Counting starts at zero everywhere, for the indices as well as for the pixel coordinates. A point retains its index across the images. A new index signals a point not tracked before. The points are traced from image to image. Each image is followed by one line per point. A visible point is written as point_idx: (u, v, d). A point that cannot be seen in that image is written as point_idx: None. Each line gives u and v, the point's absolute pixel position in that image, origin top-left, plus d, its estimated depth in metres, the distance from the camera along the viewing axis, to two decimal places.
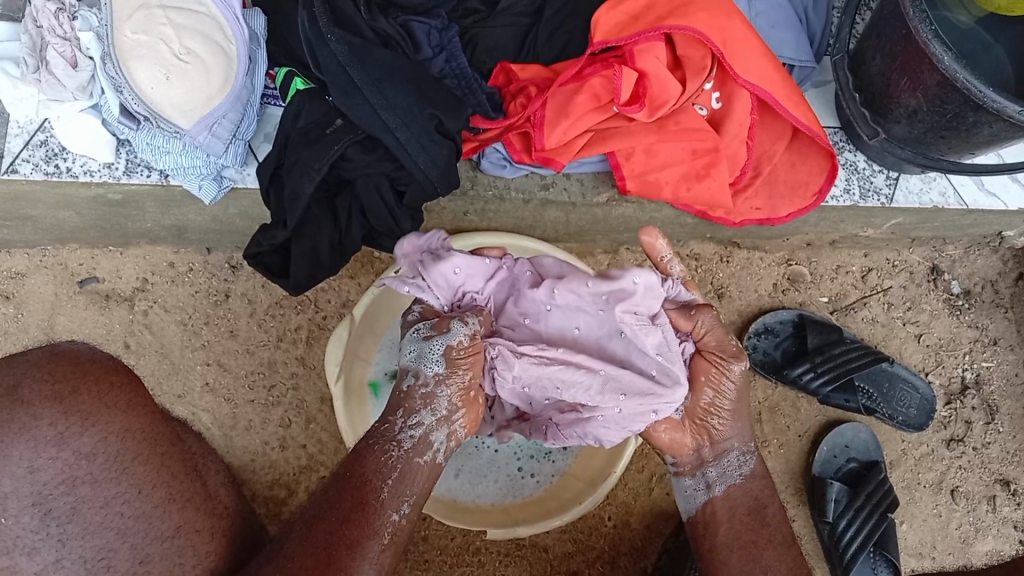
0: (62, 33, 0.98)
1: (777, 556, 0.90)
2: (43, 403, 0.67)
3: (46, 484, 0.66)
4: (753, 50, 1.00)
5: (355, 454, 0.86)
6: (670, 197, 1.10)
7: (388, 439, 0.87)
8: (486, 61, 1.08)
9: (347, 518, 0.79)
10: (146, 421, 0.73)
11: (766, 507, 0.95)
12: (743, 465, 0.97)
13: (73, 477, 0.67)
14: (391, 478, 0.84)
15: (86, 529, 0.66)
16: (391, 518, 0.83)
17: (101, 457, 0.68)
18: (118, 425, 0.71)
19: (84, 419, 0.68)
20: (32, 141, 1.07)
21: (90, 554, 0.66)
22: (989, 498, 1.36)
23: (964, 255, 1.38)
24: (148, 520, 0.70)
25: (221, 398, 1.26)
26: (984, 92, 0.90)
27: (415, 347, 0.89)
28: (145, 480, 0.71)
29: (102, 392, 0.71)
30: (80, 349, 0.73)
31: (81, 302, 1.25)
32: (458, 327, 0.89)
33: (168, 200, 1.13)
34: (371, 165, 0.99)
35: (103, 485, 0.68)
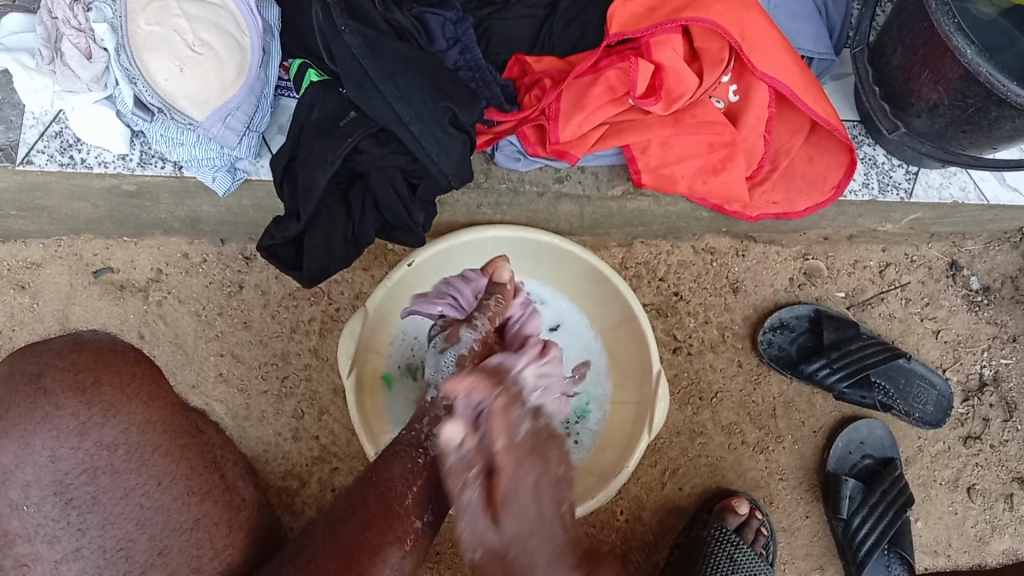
0: (76, 25, 0.99)
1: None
2: (66, 393, 0.68)
3: (69, 473, 0.66)
4: (773, 43, 0.99)
5: (383, 459, 0.88)
6: (686, 191, 1.08)
7: (416, 446, 0.89)
8: (501, 53, 1.06)
9: (369, 523, 0.79)
10: (166, 414, 0.72)
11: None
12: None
13: (94, 467, 0.67)
14: (418, 483, 0.86)
15: (105, 519, 0.66)
16: (416, 523, 0.83)
17: (122, 448, 0.69)
18: (138, 417, 0.70)
19: (107, 410, 0.69)
20: (47, 132, 1.06)
21: (111, 544, 0.65)
22: (1007, 497, 1.34)
23: (983, 251, 1.36)
24: (166, 513, 0.68)
25: (235, 388, 1.26)
26: (1007, 86, 0.89)
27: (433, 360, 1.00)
28: (166, 471, 0.70)
29: (125, 383, 0.71)
30: (102, 339, 0.73)
31: (96, 293, 1.26)
32: (466, 333, 0.99)
33: (182, 191, 1.12)
34: (385, 158, 0.98)
35: (122, 476, 0.68)
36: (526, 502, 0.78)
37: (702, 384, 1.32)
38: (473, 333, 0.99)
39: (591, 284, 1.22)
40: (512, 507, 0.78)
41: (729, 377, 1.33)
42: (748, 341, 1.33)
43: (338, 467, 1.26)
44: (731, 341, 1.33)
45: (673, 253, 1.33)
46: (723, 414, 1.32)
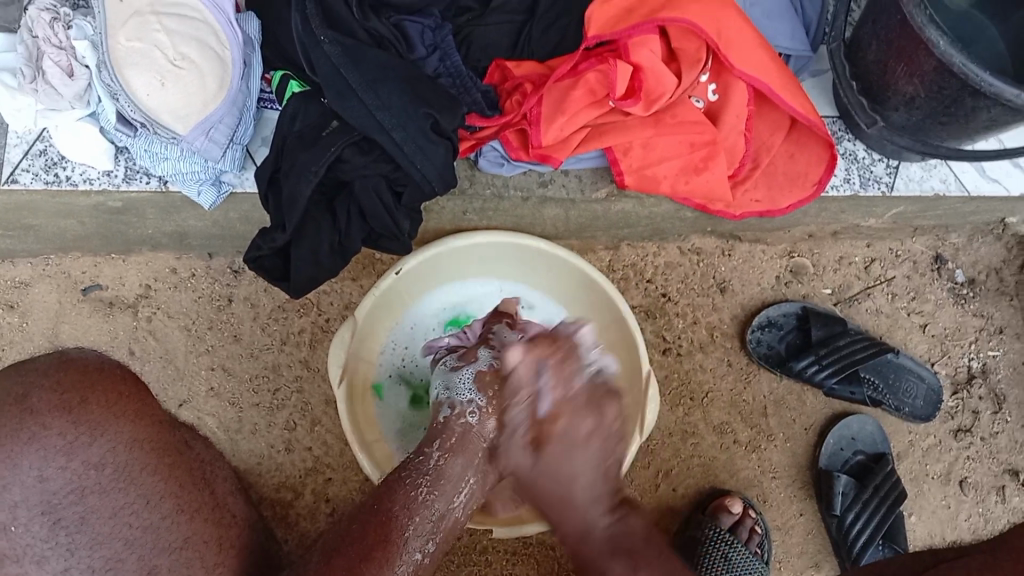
0: (57, 43, 0.99)
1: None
2: (54, 413, 0.67)
3: (55, 494, 0.65)
4: (749, 41, 1.00)
5: (387, 484, 0.88)
6: (668, 191, 1.09)
7: (420, 473, 0.89)
8: (482, 59, 1.07)
9: (365, 557, 0.77)
10: (155, 432, 0.73)
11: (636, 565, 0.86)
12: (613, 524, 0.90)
13: (82, 487, 0.67)
14: (418, 513, 0.86)
15: (94, 539, 0.66)
16: (412, 556, 0.83)
17: (110, 467, 0.68)
18: (126, 437, 0.70)
19: (94, 430, 0.68)
20: (31, 151, 1.07)
21: (99, 564, 0.65)
22: (999, 488, 1.35)
23: (967, 243, 1.37)
24: (155, 530, 0.68)
25: (226, 401, 1.26)
26: (982, 75, 0.90)
27: (450, 380, 1.01)
28: (154, 490, 0.70)
29: (112, 402, 0.70)
30: (88, 357, 0.73)
31: (85, 310, 1.26)
32: (485, 353, 1.04)
33: (168, 205, 1.13)
34: (369, 166, 0.99)
35: (110, 494, 0.68)
36: (573, 454, 0.91)
37: (693, 384, 1.33)
38: (490, 350, 1.04)
39: (579, 287, 1.23)
40: (563, 448, 0.91)
41: (719, 376, 1.33)
42: (737, 340, 1.34)
43: (332, 477, 1.26)
44: (720, 340, 1.34)
45: (659, 254, 1.33)
46: (715, 413, 1.33)
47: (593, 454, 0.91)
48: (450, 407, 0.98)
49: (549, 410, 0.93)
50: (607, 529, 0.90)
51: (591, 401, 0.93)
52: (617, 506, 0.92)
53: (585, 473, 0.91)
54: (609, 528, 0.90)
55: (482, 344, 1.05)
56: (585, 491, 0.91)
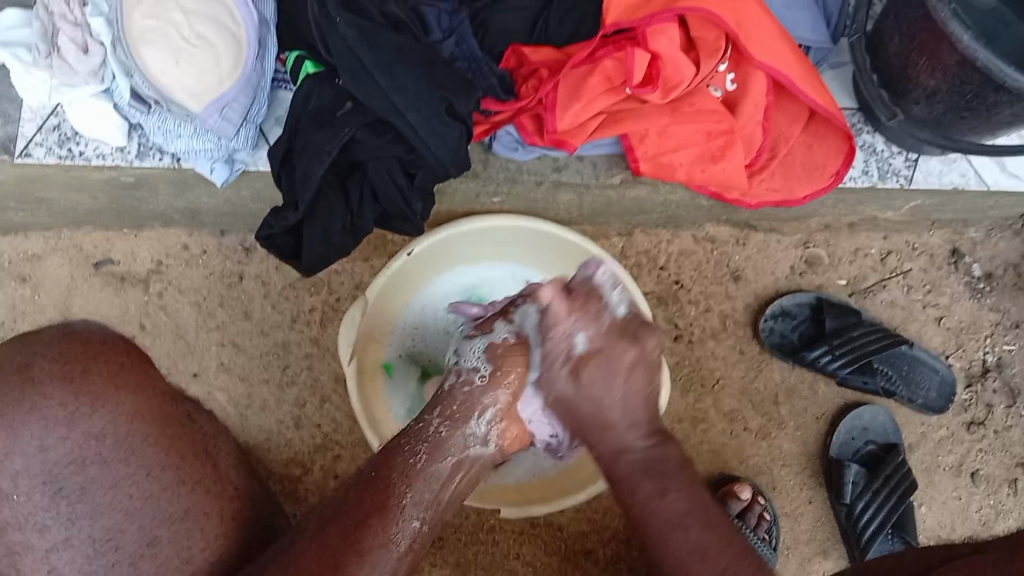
0: (72, 19, 0.99)
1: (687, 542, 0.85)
2: (54, 382, 0.68)
3: (57, 463, 0.68)
4: (768, 32, 0.98)
5: (386, 452, 0.88)
6: (684, 179, 1.08)
7: (419, 439, 0.89)
8: (497, 44, 1.05)
9: (361, 523, 0.78)
10: (156, 404, 0.72)
11: (664, 491, 0.88)
12: (636, 445, 0.91)
13: (81, 457, 0.69)
14: (417, 482, 0.85)
15: (95, 508, 0.69)
16: (410, 525, 0.82)
17: (110, 438, 0.69)
18: (125, 408, 0.70)
19: (94, 402, 0.69)
20: (45, 125, 1.06)
21: (99, 534, 0.68)
22: (1011, 482, 1.34)
23: (985, 238, 1.35)
24: (154, 503, 0.70)
25: (236, 377, 1.27)
26: (1006, 71, 0.88)
27: (462, 347, 0.98)
28: (155, 461, 0.70)
29: (113, 373, 0.71)
30: (91, 329, 0.73)
31: (97, 284, 1.26)
32: (502, 327, 0.96)
33: (180, 182, 1.12)
34: (383, 148, 0.98)
35: (111, 465, 0.69)
36: (603, 394, 0.91)
37: (704, 371, 1.32)
38: (510, 326, 0.97)
39: None
40: (595, 380, 0.90)
41: (730, 365, 1.33)
42: (749, 329, 1.33)
43: (340, 454, 1.26)
44: (731, 329, 1.33)
45: (673, 241, 1.32)
46: (725, 401, 1.32)
47: (622, 388, 0.91)
48: (456, 373, 0.96)
49: (587, 343, 0.91)
50: (643, 452, 0.91)
51: (597, 356, 0.90)
52: (655, 433, 0.93)
53: (619, 411, 0.91)
54: (636, 455, 0.91)
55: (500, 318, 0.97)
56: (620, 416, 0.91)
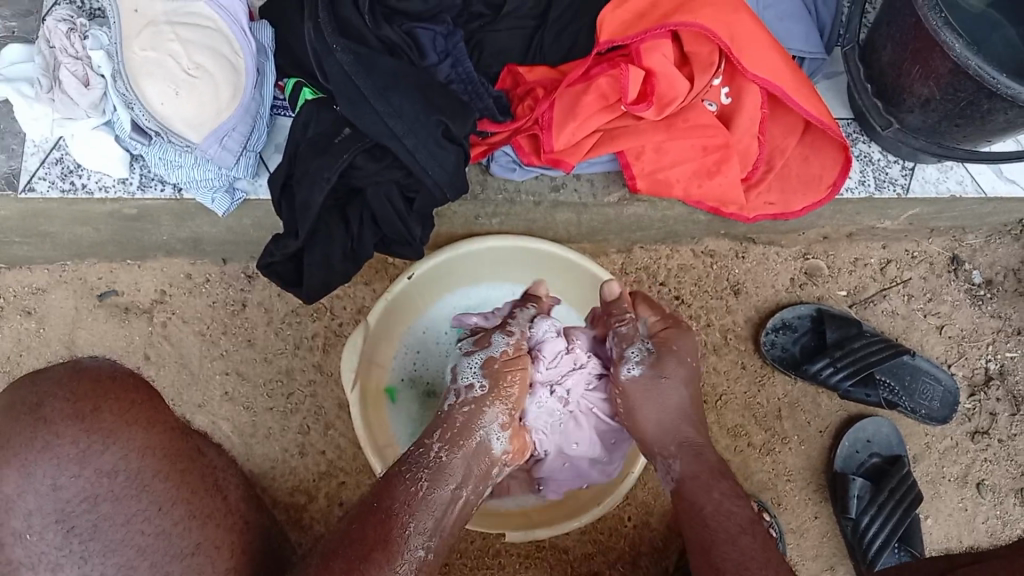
0: (73, 53, 1.01)
1: (724, 554, 0.86)
2: (65, 422, 0.66)
3: (69, 502, 0.65)
4: (762, 45, 0.99)
5: (386, 478, 0.89)
6: (681, 195, 1.09)
7: (420, 467, 0.90)
8: (492, 65, 1.07)
9: (365, 557, 0.78)
10: (167, 439, 0.71)
11: (703, 508, 0.90)
12: (670, 471, 0.96)
13: (94, 494, 0.66)
14: (418, 510, 0.86)
15: (107, 546, 0.65)
16: (415, 554, 0.84)
17: (123, 474, 0.67)
18: (139, 443, 0.69)
19: (105, 439, 0.67)
20: (48, 159, 1.07)
21: (112, 572, 0.64)
22: (1017, 491, 1.34)
23: (984, 244, 1.36)
24: (167, 538, 0.67)
25: (241, 406, 1.27)
26: (995, 78, 0.89)
27: (458, 364, 1.00)
28: (166, 497, 0.69)
29: (125, 409, 0.69)
30: (101, 366, 0.71)
31: (101, 316, 1.27)
32: (499, 339, 1.00)
33: (182, 212, 1.13)
34: (381, 173, 0.99)
35: (123, 502, 0.67)
36: (646, 400, 0.97)
37: (708, 387, 1.32)
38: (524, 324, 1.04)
39: (586, 290, 1.24)
40: (649, 380, 0.97)
41: (733, 379, 1.33)
42: (752, 343, 1.33)
43: (345, 481, 1.27)
44: (733, 343, 1.33)
45: (672, 257, 1.33)
46: (728, 416, 1.32)
47: (673, 401, 0.97)
48: (455, 394, 0.98)
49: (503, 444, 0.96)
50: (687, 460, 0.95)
51: (659, 362, 0.98)
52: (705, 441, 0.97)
53: (655, 422, 0.97)
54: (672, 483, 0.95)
55: (496, 330, 1.01)
56: (659, 429, 0.97)
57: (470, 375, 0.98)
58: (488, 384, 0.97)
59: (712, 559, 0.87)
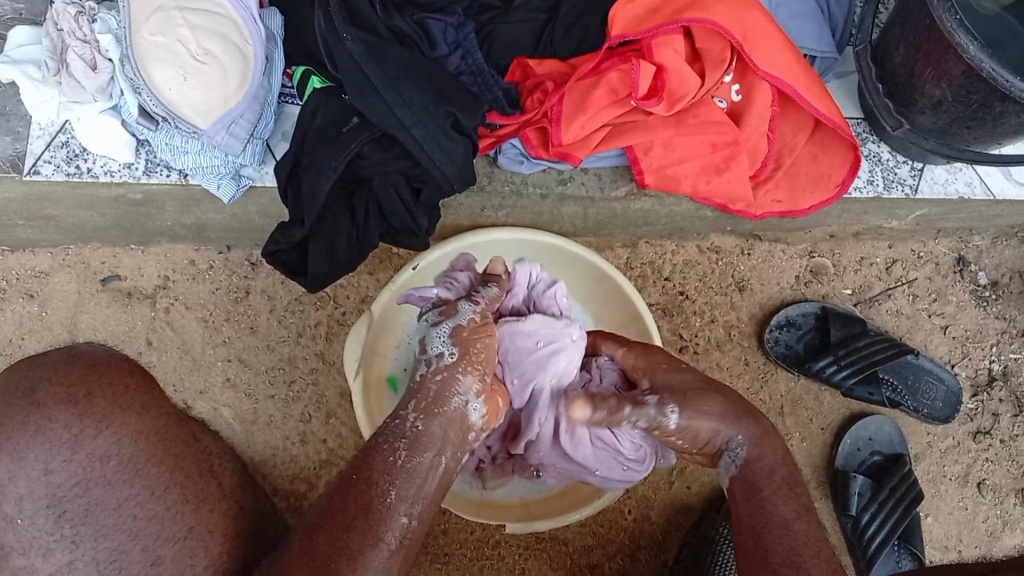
0: (82, 36, 1.01)
1: (776, 536, 0.78)
2: (58, 406, 0.65)
3: (60, 488, 0.63)
4: (774, 42, 0.99)
5: (364, 450, 0.80)
6: (689, 190, 1.08)
7: (398, 436, 0.80)
8: (503, 56, 1.06)
9: (347, 525, 0.72)
10: (161, 422, 0.70)
11: (764, 492, 0.83)
12: (736, 458, 0.86)
13: (85, 479, 0.65)
14: (399, 478, 0.77)
15: (98, 531, 0.63)
16: (399, 522, 0.75)
17: (114, 459, 0.65)
18: (132, 429, 0.67)
19: (98, 422, 0.66)
20: (53, 142, 1.07)
21: (102, 557, 0.63)
22: (1017, 492, 1.34)
23: (990, 245, 1.36)
24: (159, 522, 0.66)
25: (242, 393, 1.27)
26: (1010, 81, 0.89)
27: (425, 335, 0.90)
28: (158, 480, 0.67)
29: (118, 394, 0.68)
30: (96, 353, 0.70)
31: (104, 300, 1.26)
32: (466, 307, 0.92)
33: (187, 199, 1.13)
34: (388, 162, 0.98)
35: (116, 488, 0.65)
36: (699, 423, 0.87)
37: None
38: (491, 291, 0.97)
39: (591, 284, 1.23)
40: (689, 412, 0.87)
41: (736, 376, 1.32)
42: (755, 339, 1.33)
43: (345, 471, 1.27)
44: (737, 340, 1.33)
45: (677, 252, 1.33)
46: None
47: (718, 411, 0.87)
48: (426, 364, 0.87)
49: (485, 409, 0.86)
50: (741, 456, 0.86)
51: (690, 400, 0.88)
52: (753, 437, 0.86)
53: (710, 432, 0.87)
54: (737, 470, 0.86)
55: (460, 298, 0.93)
56: (714, 435, 0.87)
57: (439, 343, 0.88)
58: (462, 351, 0.87)
59: (762, 542, 0.78)
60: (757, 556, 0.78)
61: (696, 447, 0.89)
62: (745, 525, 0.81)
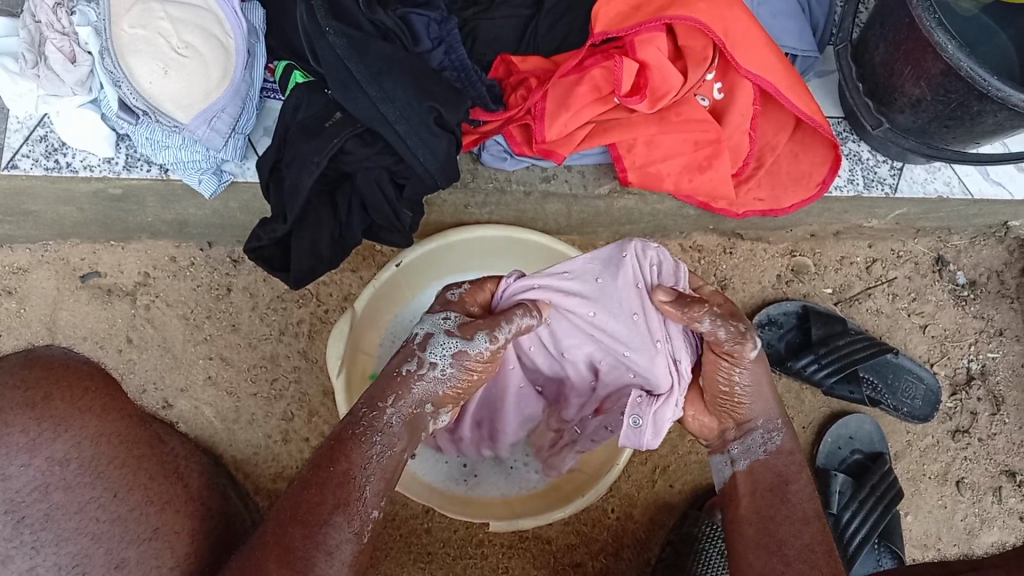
0: (60, 28, 0.98)
1: (794, 530, 0.84)
2: (16, 410, 0.63)
3: (19, 492, 0.61)
4: (756, 41, 0.99)
5: (337, 436, 0.80)
6: (672, 188, 1.09)
7: (375, 426, 0.81)
8: (487, 53, 1.07)
9: (326, 521, 0.74)
10: (123, 425, 0.71)
11: (789, 484, 0.88)
12: (768, 442, 0.92)
13: (46, 484, 0.63)
14: (376, 473, 0.80)
15: (59, 536, 0.62)
16: (371, 515, 0.79)
17: (75, 462, 0.65)
18: (93, 430, 0.67)
19: (57, 425, 0.65)
20: (32, 136, 1.06)
21: (66, 561, 0.61)
22: (995, 490, 1.35)
23: (969, 245, 1.37)
24: (122, 524, 0.66)
25: (223, 391, 1.26)
26: (988, 81, 0.90)
27: (434, 334, 0.86)
28: (121, 484, 0.67)
29: (77, 397, 0.67)
30: (54, 354, 0.70)
31: (83, 297, 1.25)
32: (483, 341, 0.86)
33: (169, 194, 1.12)
34: (371, 159, 0.98)
35: (76, 490, 0.64)
36: (757, 381, 0.92)
37: None
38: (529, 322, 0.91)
39: None
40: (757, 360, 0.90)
41: None
42: None
43: None
44: None
45: None
46: None
47: (770, 385, 0.93)
48: (416, 361, 0.85)
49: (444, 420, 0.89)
50: (768, 440, 0.92)
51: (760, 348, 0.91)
52: (786, 423, 0.93)
53: (755, 395, 0.92)
54: (766, 454, 0.91)
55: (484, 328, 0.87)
56: (758, 404, 0.92)
57: (438, 359, 0.85)
58: (450, 377, 0.85)
59: (777, 534, 0.84)
60: (770, 546, 0.84)
61: (735, 404, 0.93)
62: (762, 513, 0.87)
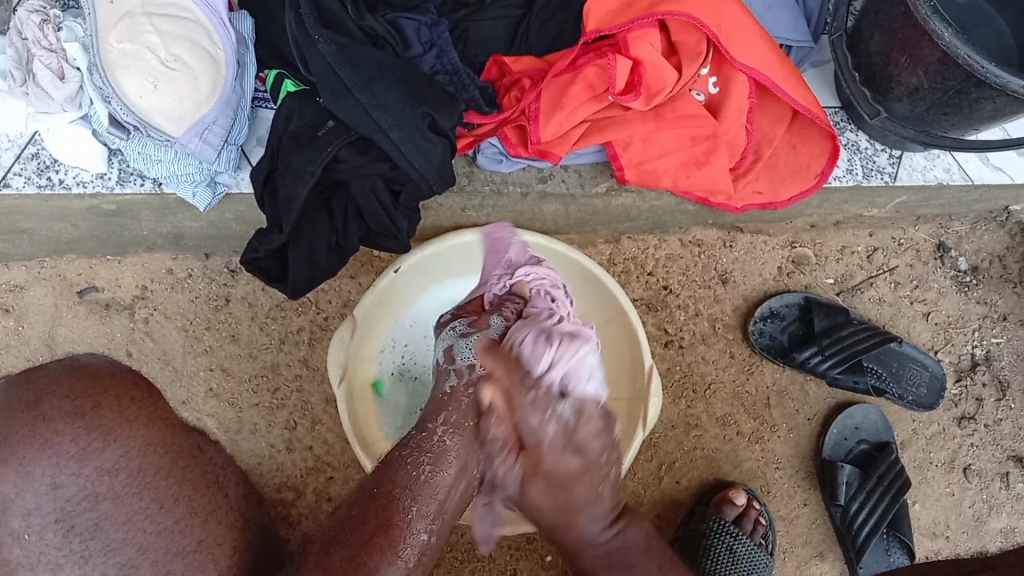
0: (48, 44, 0.97)
1: None
2: (66, 418, 0.56)
3: (70, 500, 0.55)
4: (749, 33, 0.98)
5: (387, 462, 0.82)
6: (669, 185, 1.09)
7: (422, 449, 0.82)
8: (479, 55, 1.06)
9: (365, 544, 0.73)
10: (168, 432, 0.62)
11: None
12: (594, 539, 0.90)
13: (96, 492, 0.56)
14: (421, 495, 0.79)
15: (108, 546, 0.56)
16: (418, 539, 0.77)
17: (124, 471, 0.58)
18: (140, 439, 0.59)
19: (107, 434, 0.58)
20: (23, 154, 1.05)
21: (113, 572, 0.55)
22: (1003, 475, 1.34)
23: (970, 231, 1.36)
24: (168, 534, 0.58)
25: (225, 402, 1.25)
26: (987, 67, 0.89)
27: (454, 343, 0.94)
28: (166, 494, 0.60)
29: (125, 406, 0.59)
30: (100, 360, 0.61)
31: (81, 312, 1.24)
32: (495, 323, 0.96)
33: (164, 207, 1.11)
34: (365, 166, 0.97)
35: (124, 501, 0.57)
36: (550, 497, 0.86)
37: (696, 377, 1.32)
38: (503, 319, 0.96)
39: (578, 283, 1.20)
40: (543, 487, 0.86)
41: (722, 368, 1.32)
42: (739, 332, 1.33)
43: (333, 476, 1.26)
44: (722, 333, 1.33)
45: (660, 247, 1.32)
46: (717, 405, 1.32)
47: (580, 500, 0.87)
48: (455, 375, 0.90)
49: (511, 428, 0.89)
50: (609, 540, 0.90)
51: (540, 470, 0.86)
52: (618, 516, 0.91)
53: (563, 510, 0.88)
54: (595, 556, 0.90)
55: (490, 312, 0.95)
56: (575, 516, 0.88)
57: (468, 357, 0.91)
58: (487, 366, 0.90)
59: None
60: None
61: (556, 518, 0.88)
62: None
